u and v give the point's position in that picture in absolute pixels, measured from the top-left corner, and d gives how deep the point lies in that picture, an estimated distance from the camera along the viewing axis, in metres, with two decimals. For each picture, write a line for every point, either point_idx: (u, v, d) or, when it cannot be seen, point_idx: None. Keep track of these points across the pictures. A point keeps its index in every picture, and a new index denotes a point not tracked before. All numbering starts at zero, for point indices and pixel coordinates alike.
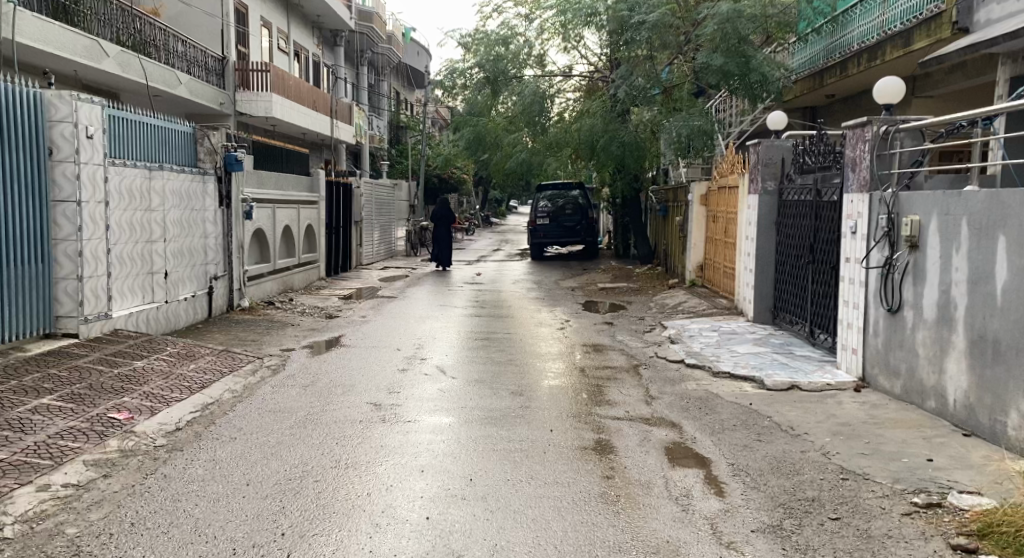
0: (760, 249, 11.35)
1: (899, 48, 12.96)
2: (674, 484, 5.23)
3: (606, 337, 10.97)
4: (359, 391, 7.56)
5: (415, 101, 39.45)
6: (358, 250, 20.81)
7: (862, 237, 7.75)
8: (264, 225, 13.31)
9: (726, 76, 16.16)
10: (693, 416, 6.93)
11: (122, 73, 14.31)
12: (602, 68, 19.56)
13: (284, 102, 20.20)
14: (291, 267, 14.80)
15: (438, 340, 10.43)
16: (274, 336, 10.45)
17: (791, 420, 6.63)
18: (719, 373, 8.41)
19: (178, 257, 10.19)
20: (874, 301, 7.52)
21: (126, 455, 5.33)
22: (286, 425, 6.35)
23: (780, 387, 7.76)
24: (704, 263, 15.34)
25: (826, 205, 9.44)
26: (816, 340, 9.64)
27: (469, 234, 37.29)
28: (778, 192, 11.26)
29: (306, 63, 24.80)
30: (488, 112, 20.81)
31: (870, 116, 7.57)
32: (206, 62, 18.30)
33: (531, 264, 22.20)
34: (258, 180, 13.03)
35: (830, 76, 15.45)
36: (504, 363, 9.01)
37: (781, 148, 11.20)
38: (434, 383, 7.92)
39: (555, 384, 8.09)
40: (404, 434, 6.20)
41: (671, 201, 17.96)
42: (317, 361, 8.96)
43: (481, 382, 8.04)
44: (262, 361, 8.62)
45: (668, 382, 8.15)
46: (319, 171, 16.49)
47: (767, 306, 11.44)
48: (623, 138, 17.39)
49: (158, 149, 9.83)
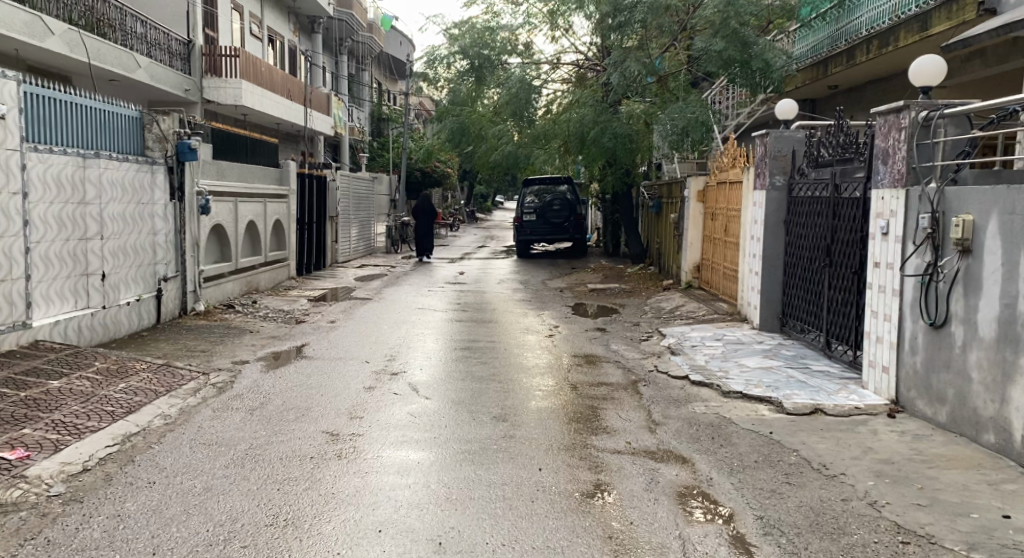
0: (767, 249, 10.38)
1: (914, 32, 12.06)
2: (693, 549, 4.23)
3: (599, 346, 9.94)
4: (315, 417, 6.49)
5: (398, 93, 38.15)
6: (333, 247, 19.68)
7: (896, 239, 6.76)
8: (225, 220, 12.22)
9: (726, 63, 15.08)
10: (706, 449, 5.92)
11: (69, 52, 13.16)
12: (593, 57, 18.50)
13: (255, 90, 19.08)
14: (255, 266, 13.69)
15: (413, 351, 9.36)
16: (227, 345, 9.33)
17: (821, 456, 5.61)
18: (730, 392, 7.38)
19: (119, 257, 9.08)
20: (911, 314, 6.52)
21: (5, 511, 4.37)
22: (220, 464, 5.27)
23: (802, 411, 6.76)
24: (701, 264, 14.35)
25: (846, 203, 8.47)
26: (832, 353, 8.67)
27: (454, 231, 36.14)
28: (787, 188, 10.30)
29: (281, 49, 23.62)
30: (472, 102, 19.70)
31: (907, 100, 6.57)
32: (170, 45, 17.16)
33: (517, 262, 21.14)
34: (217, 170, 11.93)
35: (835, 65, 14.54)
36: (487, 380, 7.95)
37: (791, 139, 10.21)
38: (405, 406, 6.87)
39: (545, 406, 7.04)
40: (362, 477, 5.15)
41: (665, 197, 16.94)
42: (271, 377, 7.88)
43: (460, 404, 6.98)
44: (207, 379, 7.50)
45: (672, 404, 7.14)
46: (289, 163, 15.43)
47: (775, 312, 10.44)
48: (615, 128, 16.26)
49: (94, 135, 8.74)
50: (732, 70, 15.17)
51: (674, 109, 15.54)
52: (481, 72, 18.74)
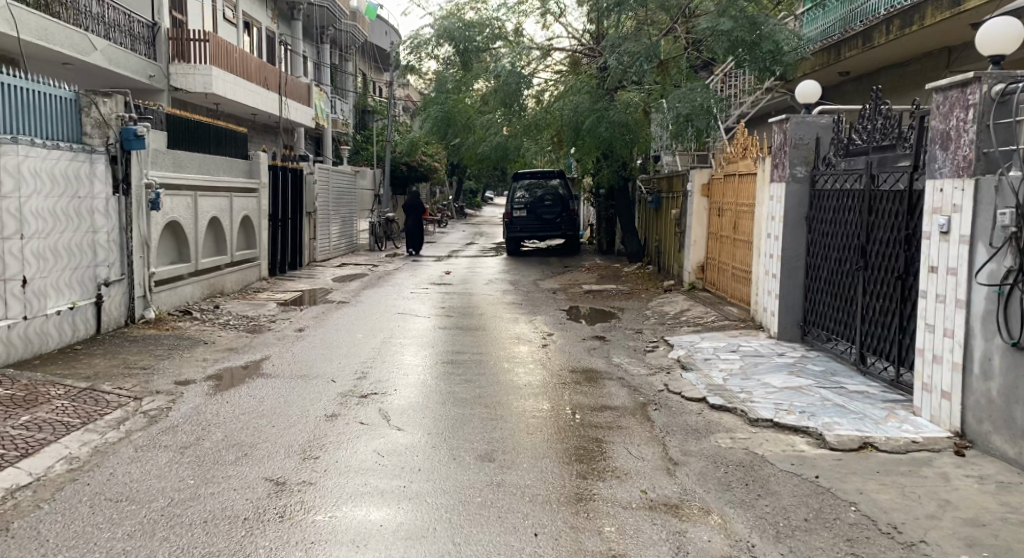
0: (786, 249, 9.26)
1: (944, 9, 11.01)
2: None
3: (599, 359, 8.79)
4: (263, 458, 5.33)
5: (384, 85, 36.82)
6: (311, 245, 18.45)
7: (960, 239, 5.64)
8: (182, 216, 11.01)
9: (734, 46, 13.87)
10: (740, 500, 4.78)
11: (9, 31, 12.04)
12: (588, 41, 17.30)
13: (227, 78, 17.88)
14: (219, 267, 12.47)
15: (387, 366, 8.19)
16: (174, 361, 8.13)
17: (888, 512, 4.46)
18: (758, 421, 6.23)
19: (46, 259, 7.91)
20: (983, 331, 5.40)
21: None
22: (120, 533, 4.12)
23: (848, 446, 5.61)
24: (705, 263, 13.21)
25: (885, 197, 7.33)
26: (868, 369, 7.55)
27: (441, 227, 34.88)
28: (809, 180, 9.17)
29: (257, 36, 22.38)
30: (460, 91, 18.47)
31: (977, 71, 5.44)
32: (132, 28, 15.93)
33: (507, 260, 19.96)
34: (171, 161, 10.72)
35: (850, 49, 13.48)
36: (471, 405, 6.76)
37: (813, 126, 9.08)
38: (373, 442, 5.71)
39: (539, 439, 5.88)
40: (307, 551, 4.01)
41: (665, 191, 15.80)
42: (216, 402, 6.69)
43: (437, 438, 5.82)
44: (137, 407, 6.33)
45: (692, 436, 6.01)
46: (259, 154, 14.17)
47: (795, 320, 9.31)
48: (613, 117, 15.01)
49: (11, 118, 7.59)
50: (740, 54, 13.97)
51: (677, 96, 14.38)
52: (467, 58, 17.50)
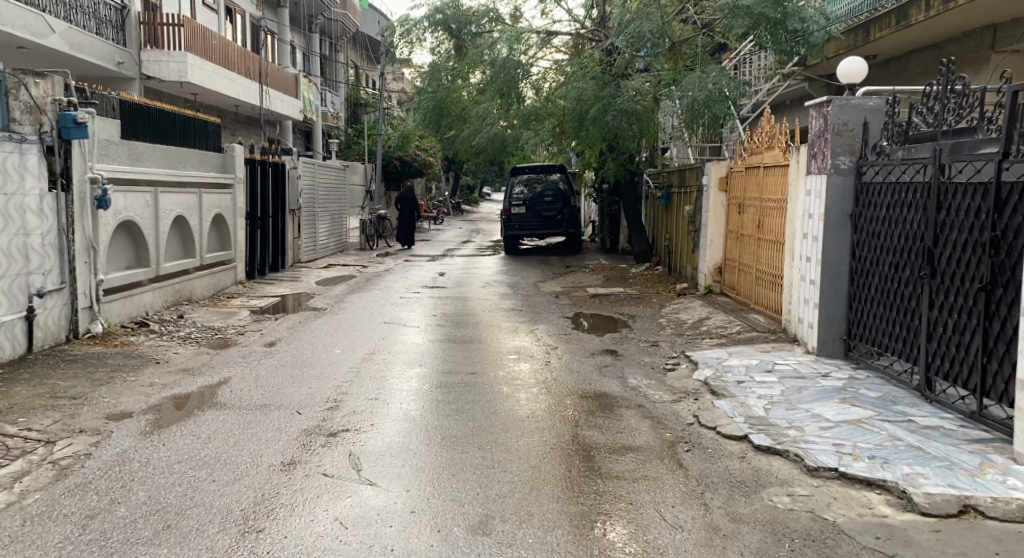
0: (827, 251, 8.02)
1: None
2: None
3: (613, 380, 7.56)
4: (189, 533, 4.10)
5: (377, 77, 35.36)
6: (294, 245, 17.18)
7: None
8: (138, 214, 9.76)
9: (757, 24, 12.45)
10: None
11: None
12: (592, 24, 16.05)
13: (204, 65, 16.59)
14: (186, 270, 11.22)
15: (363, 392, 6.93)
16: (113, 387, 6.89)
17: None
18: (820, 471, 5.00)
19: None
20: None
21: None
22: None
23: (943, 510, 4.39)
24: (723, 265, 11.97)
25: (961, 191, 6.07)
26: (937, 397, 6.32)
27: (436, 224, 33.69)
28: (854, 171, 7.91)
29: (238, 23, 21.07)
30: (454, 78, 17.16)
31: None
32: (97, 10, 14.64)
33: (504, 260, 18.73)
34: (124, 153, 9.46)
35: (881, 28, 12.27)
36: (463, 447, 5.52)
37: (860, 108, 7.80)
38: (331, 507, 4.44)
39: (547, 498, 4.65)
40: None
41: (676, 186, 14.56)
42: (149, 445, 5.46)
43: (417, 498, 4.58)
44: (46, 456, 5.11)
45: (739, 490, 4.81)
46: (233, 146, 12.90)
47: (837, 333, 8.07)
48: (620, 105, 13.66)
49: None
50: (763, 33, 12.59)
51: (691, 80, 13.08)
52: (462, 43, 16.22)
